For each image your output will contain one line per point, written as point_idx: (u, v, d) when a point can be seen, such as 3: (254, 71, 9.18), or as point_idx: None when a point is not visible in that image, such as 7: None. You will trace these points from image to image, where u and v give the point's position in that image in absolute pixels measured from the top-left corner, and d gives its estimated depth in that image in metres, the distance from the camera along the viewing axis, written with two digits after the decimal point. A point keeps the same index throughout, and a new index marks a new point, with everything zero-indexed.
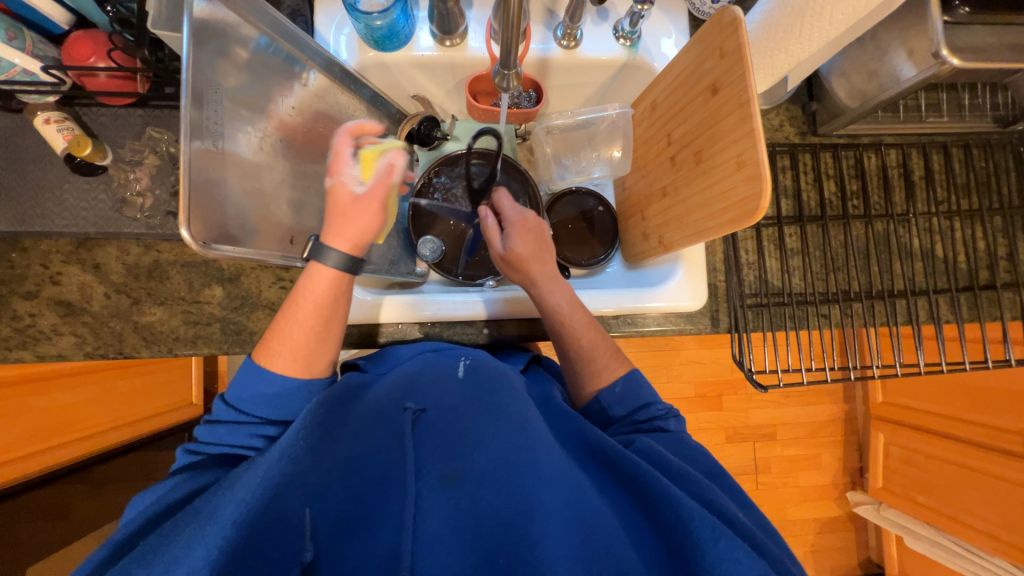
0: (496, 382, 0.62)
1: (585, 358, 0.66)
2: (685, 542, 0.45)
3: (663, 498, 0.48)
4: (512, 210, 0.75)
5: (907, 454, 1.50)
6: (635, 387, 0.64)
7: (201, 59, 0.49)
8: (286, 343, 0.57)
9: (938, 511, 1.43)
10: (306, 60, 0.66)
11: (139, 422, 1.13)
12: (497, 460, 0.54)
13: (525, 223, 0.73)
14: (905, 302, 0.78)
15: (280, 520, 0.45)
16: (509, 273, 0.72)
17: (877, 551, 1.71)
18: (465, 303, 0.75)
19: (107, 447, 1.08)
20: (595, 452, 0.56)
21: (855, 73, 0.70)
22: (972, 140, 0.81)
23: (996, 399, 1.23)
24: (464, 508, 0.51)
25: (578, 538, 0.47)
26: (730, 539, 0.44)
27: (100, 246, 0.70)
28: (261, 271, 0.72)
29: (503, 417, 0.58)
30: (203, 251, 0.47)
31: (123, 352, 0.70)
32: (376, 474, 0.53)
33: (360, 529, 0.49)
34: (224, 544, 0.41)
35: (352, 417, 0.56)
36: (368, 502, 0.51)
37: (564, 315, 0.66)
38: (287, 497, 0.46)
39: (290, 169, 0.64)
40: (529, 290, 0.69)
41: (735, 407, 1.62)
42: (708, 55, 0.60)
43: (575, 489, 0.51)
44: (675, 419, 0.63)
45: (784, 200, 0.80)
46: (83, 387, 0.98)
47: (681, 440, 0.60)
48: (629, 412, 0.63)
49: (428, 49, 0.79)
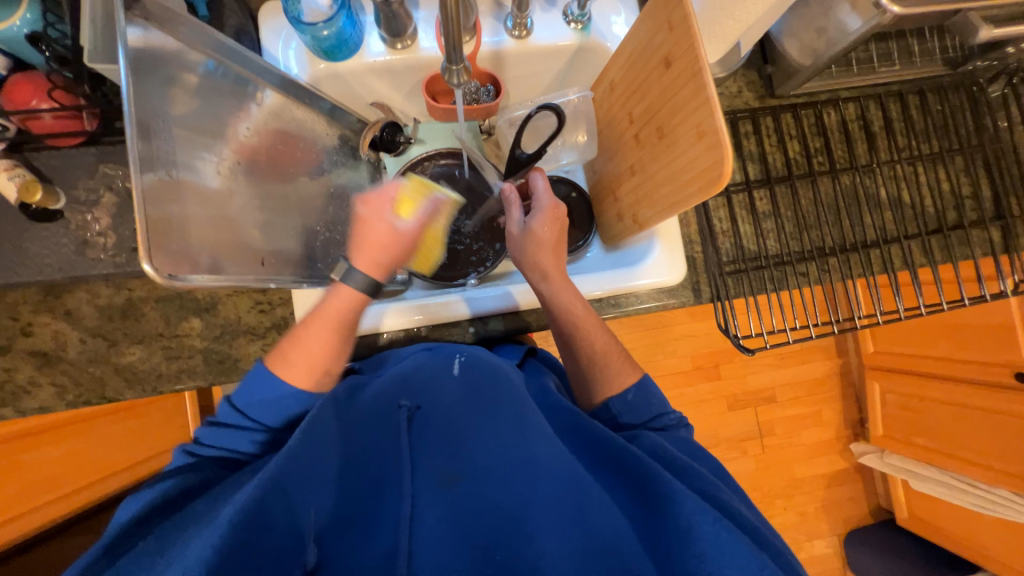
0: (493, 379, 0.61)
1: (597, 362, 0.66)
2: (682, 534, 0.45)
3: (665, 494, 0.48)
4: (545, 192, 0.70)
5: (905, 401, 1.52)
6: (646, 396, 0.64)
7: (145, 88, 0.48)
8: (296, 361, 0.57)
9: (938, 451, 1.46)
10: (257, 79, 0.65)
11: (136, 464, 1.11)
12: (496, 455, 0.54)
13: (556, 211, 0.68)
14: (879, 251, 0.80)
15: (280, 526, 0.45)
16: (520, 253, 0.68)
17: (885, 497, 1.74)
18: (429, 305, 0.73)
19: (106, 496, 1.07)
20: (591, 445, 0.56)
21: (804, 31, 0.71)
22: (926, 85, 0.82)
23: (982, 335, 1.26)
24: (463, 508, 0.51)
25: (578, 534, 0.47)
26: (732, 534, 0.44)
27: (69, 291, 0.68)
28: (238, 297, 0.71)
29: (501, 413, 0.57)
30: (170, 283, 0.46)
31: (106, 396, 0.69)
32: (377, 472, 0.54)
33: (357, 527, 0.50)
34: (215, 546, 0.41)
35: (352, 415, 0.57)
36: (367, 500, 0.52)
37: (575, 313, 0.65)
38: (282, 500, 0.46)
39: (255, 191, 0.63)
40: (540, 283, 0.67)
41: (732, 374, 1.65)
42: (658, 29, 0.60)
43: (575, 483, 0.50)
44: (685, 428, 0.64)
45: (751, 164, 0.81)
46: (61, 442, 0.95)
47: (684, 440, 0.62)
48: (641, 420, 0.63)
49: (381, 53, 0.78)
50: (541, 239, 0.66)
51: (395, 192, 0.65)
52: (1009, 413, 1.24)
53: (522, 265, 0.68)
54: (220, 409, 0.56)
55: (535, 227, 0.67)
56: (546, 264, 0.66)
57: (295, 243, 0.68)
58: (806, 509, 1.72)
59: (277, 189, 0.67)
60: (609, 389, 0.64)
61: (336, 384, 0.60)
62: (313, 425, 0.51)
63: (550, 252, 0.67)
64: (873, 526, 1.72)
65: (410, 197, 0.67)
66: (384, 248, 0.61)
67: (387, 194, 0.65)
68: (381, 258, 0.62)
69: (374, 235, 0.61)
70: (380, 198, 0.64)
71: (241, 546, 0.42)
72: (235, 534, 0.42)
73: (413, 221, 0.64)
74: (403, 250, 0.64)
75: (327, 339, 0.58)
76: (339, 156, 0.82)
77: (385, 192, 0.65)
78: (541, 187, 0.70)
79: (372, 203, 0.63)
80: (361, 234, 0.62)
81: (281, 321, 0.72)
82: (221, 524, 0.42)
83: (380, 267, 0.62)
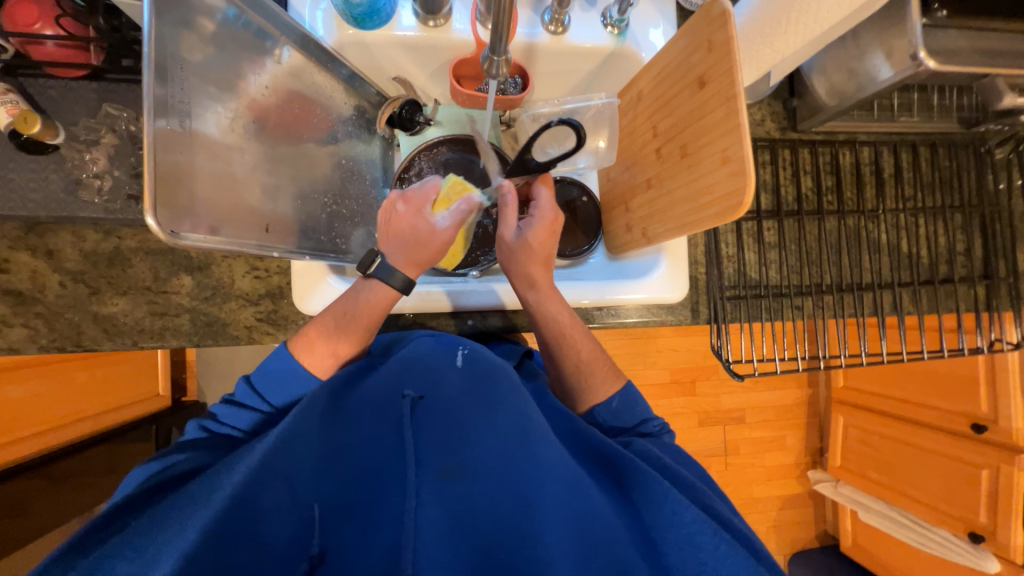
0: (495, 377, 0.60)
1: (583, 372, 0.66)
2: (687, 541, 0.46)
3: (658, 500, 0.48)
4: (546, 203, 0.66)
5: (865, 436, 1.59)
6: (632, 402, 0.65)
7: (163, 31, 0.45)
8: (311, 346, 0.58)
9: (889, 487, 1.53)
10: (278, 35, 0.62)
11: (83, 419, 1.07)
12: (496, 455, 0.54)
13: (554, 225, 0.65)
14: (872, 294, 0.82)
15: (276, 513, 0.46)
16: (509, 261, 0.65)
17: (832, 524, 1.82)
18: (429, 295, 0.72)
19: (41, 453, 1.00)
20: (590, 449, 0.57)
21: (835, 71, 0.71)
22: (938, 140, 0.85)
23: (949, 384, 1.32)
24: (462, 504, 0.52)
25: (578, 538, 0.48)
26: (729, 546, 0.45)
27: (53, 231, 0.64)
28: (233, 260, 0.69)
29: (500, 412, 0.57)
30: (171, 240, 0.44)
31: (82, 345, 0.66)
32: (375, 464, 0.55)
33: (357, 517, 0.52)
34: (197, 536, 0.41)
35: (351, 401, 0.57)
36: (368, 491, 0.54)
37: (563, 324, 0.65)
38: (277, 482, 0.47)
39: (264, 152, 0.60)
40: (526, 291, 0.65)
41: (707, 392, 1.69)
42: (697, 47, 0.60)
43: (575, 489, 0.51)
44: (668, 435, 0.66)
45: (763, 194, 0.82)
46: (47, 378, 0.96)
47: (668, 446, 0.63)
48: (634, 422, 0.64)
49: (411, 28, 0.76)
50: (531, 251, 0.63)
51: (434, 192, 0.64)
52: (964, 462, 1.30)
53: (509, 273, 0.66)
54: (236, 388, 0.58)
55: (526, 239, 0.63)
56: (535, 274, 0.64)
57: (300, 212, 0.66)
58: (758, 527, 1.80)
59: (286, 152, 0.64)
60: (596, 397, 0.65)
61: (336, 371, 0.59)
62: (306, 412, 0.51)
63: (540, 262, 0.64)
64: (818, 550, 1.80)
65: (447, 198, 0.66)
66: (425, 250, 0.60)
67: (427, 193, 0.63)
68: (417, 257, 0.60)
69: (413, 232, 0.60)
70: (419, 197, 0.62)
71: (235, 522, 0.43)
72: (229, 517, 0.43)
73: (449, 218, 0.62)
74: (439, 249, 0.62)
75: (338, 333, 0.59)
76: (354, 128, 0.80)
77: (424, 191, 0.63)
78: (543, 198, 0.66)
79: (411, 201, 0.62)
80: (400, 233, 0.60)
81: (276, 290, 0.70)
82: (214, 507, 0.43)
83: (415, 264, 0.60)
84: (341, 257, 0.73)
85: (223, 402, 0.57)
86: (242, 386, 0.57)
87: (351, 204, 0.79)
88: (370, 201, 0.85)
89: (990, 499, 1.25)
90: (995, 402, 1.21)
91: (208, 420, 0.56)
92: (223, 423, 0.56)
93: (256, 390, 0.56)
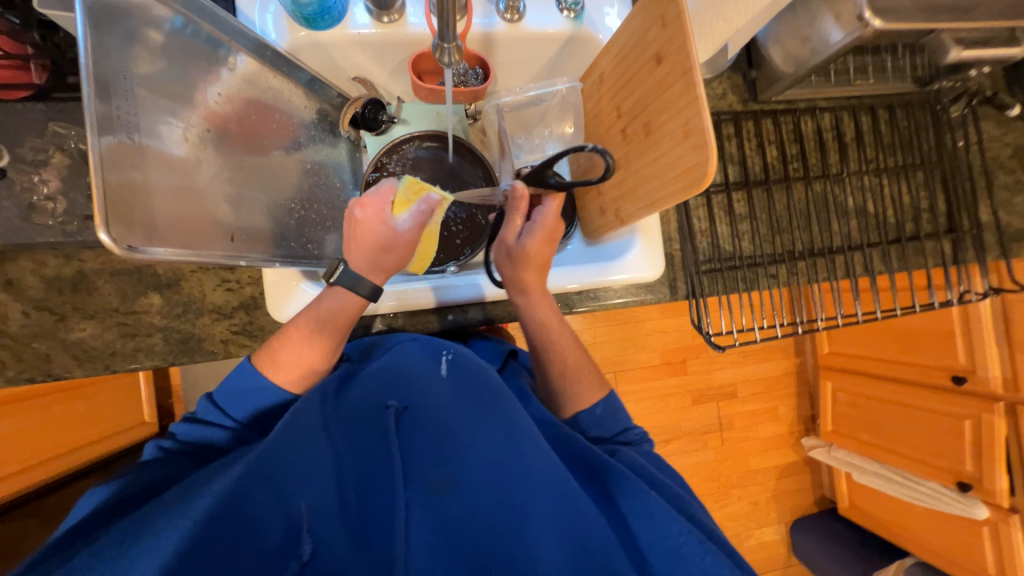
0: (482, 383, 0.60)
1: (568, 376, 0.67)
2: (672, 552, 0.48)
3: (643, 509, 0.50)
4: (546, 215, 0.64)
5: (854, 399, 1.62)
6: (613, 411, 0.66)
7: (104, 44, 0.43)
8: (283, 355, 0.58)
9: (879, 446, 1.57)
10: (230, 42, 0.60)
11: (19, 473, 0.96)
12: (487, 466, 0.55)
13: (552, 234, 0.64)
14: (843, 257, 0.84)
15: (264, 524, 0.47)
16: (507, 266, 0.66)
17: (829, 488, 1.85)
18: (406, 292, 0.71)
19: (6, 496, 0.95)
20: (577, 455, 0.58)
21: (789, 39, 0.72)
22: (895, 101, 0.87)
23: (927, 339, 1.35)
24: (452, 516, 0.53)
25: (568, 547, 0.49)
26: (714, 556, 0.47)
27: (10, 260, 0.62)
28: (203, 275, 0.68)
29: (489, 419, 0.57)
30: (128, 255, 0.43)
31: (52, 374, 0.64)
32: (367, 476, 0.56)
33: (350, 528, 0.52)
34: (175, 550, 0.42)
35: (337, 411, 0.58)
36: (360, 502, 0.54)
37: (550, 327, 0.66)
38: (270, 493, 0.49)
39: (225, 162, 0.59)
40: (518, 295, 0.66)
41: (699, 370, 1.71)
42: (652, 23, 0.60)
43: (565, 496, 0.52)
44: (649, 443, 0.67)
45: (731, 166, 0.83)
46: (21, 416, 0.93)
47: (649, 454, 0.64)
48: (610, 432, 0.65)
49: (366, 25, 0.75)
50: (527, 258, 0.63)
51: (390, 193, 0.60)
52: (946, 414, 1.35)
53: (505, 275, 0.67)
54: (198, 406, 0.58)
55: (524, 247, 0.63)
56: (527, 280, 0.65)
57: (267, 219, 0.65)
58: (759, 498, 1.82)
59: (250, 162, 0.63)
60: (580, 403, 0.66)
61: (315, 385, 0.59)
62: (292, 421, 0.53)
63: (534, 269, 0.65)
64: (817, 515, 1.83)
65: (406, 197, 0.60)
66: (391, 255, 0.59)
67: (383, 195, 0.59)
68: (382, 264, 0.59)
69: (373, 238, 0.57)
70: (376, 200, 0.58)
71: (213, 538, 0.44)
72: (214, 526, 0.44)
73: (410, 221, 0.59)
74: (404, 252, 0.60)
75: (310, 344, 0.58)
76: (318, 132, 0.79)
77: (380, 192, 0.59)
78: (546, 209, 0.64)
79: (369, 204, 0.58)
80: (358, 240, 0.58)
81: (250, 301, 0.69)
82: (198, 509, 0.44)
83: (379, 271, 0.60)
84: (316, 263, 0.72)
85: (184, 420, 0.58)
86: (204, 404, 0.58)
87: (320, 208, 0.78)
88: (340, 205, 0.84)
89: (975, 449, 1.29)
90: (972, 352, 1.25)
91: (193, 427, 0.56)
92: (204, 433, 0.56)
93: (228, 412, 0.57)
